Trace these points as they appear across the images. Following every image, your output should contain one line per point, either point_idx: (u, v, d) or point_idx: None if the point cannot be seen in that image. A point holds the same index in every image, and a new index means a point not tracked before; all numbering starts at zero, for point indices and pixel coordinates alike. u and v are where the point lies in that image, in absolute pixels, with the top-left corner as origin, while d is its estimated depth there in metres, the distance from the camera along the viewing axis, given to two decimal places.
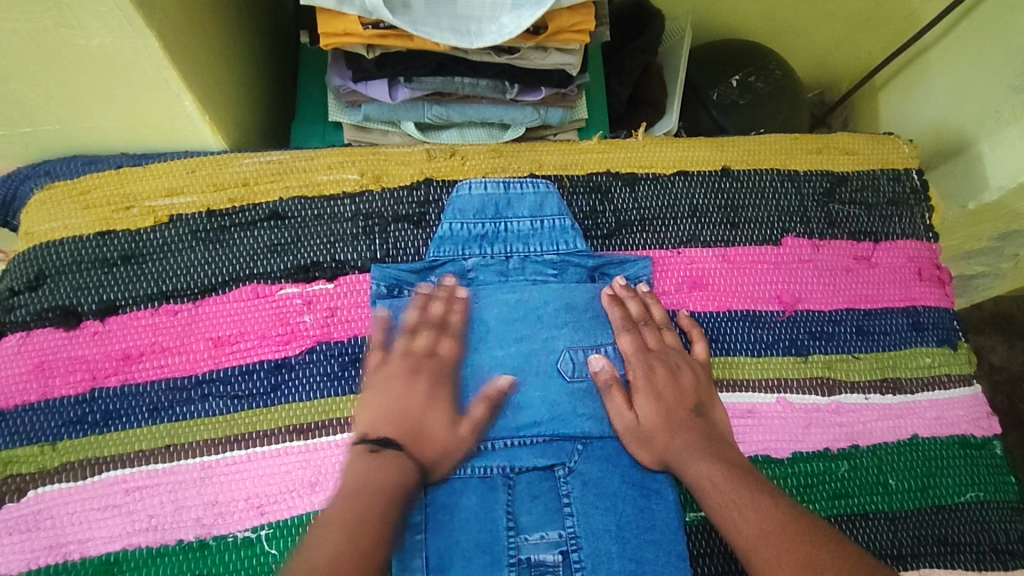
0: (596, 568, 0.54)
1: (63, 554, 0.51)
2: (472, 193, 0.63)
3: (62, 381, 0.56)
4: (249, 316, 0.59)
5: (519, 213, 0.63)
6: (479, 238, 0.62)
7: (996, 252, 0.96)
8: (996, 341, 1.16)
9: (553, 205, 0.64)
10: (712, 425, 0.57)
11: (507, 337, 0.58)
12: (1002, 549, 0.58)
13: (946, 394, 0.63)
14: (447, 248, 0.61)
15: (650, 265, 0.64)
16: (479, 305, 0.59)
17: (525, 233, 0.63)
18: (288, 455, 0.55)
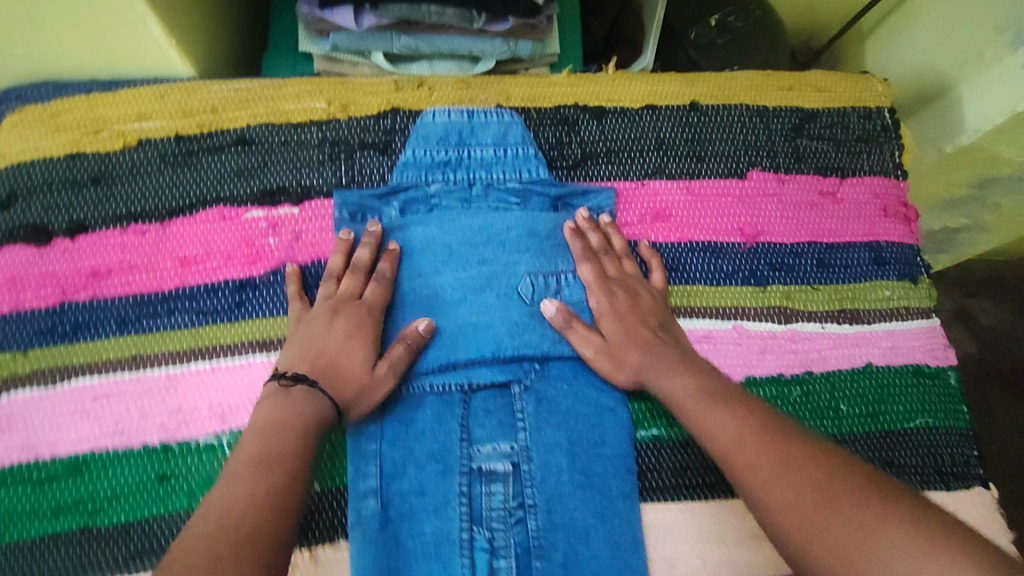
0: (546, 477, 0.56)
1: (34, 453, 0.54)
2: (436, 121, 0.64)
3: (33, 295, 0.58)
4: (215, 237, 0.60)
5: (483, 141, 0.64)
6: (442, 165, 0.63)
7: (977, 201, 0.94)
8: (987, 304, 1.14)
9: (517, 134, 0.64)
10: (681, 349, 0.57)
11: (465, 261, 0.59)
12: (947, 472, 0.59)
13: (903, 325, 0.64)
14: (411, 174, 0.62)
15: (613, 196, 0.64)
16: (439, 229, 0.60)
17: (489, 161, 0.63)
18: (251, 368, 0.57)
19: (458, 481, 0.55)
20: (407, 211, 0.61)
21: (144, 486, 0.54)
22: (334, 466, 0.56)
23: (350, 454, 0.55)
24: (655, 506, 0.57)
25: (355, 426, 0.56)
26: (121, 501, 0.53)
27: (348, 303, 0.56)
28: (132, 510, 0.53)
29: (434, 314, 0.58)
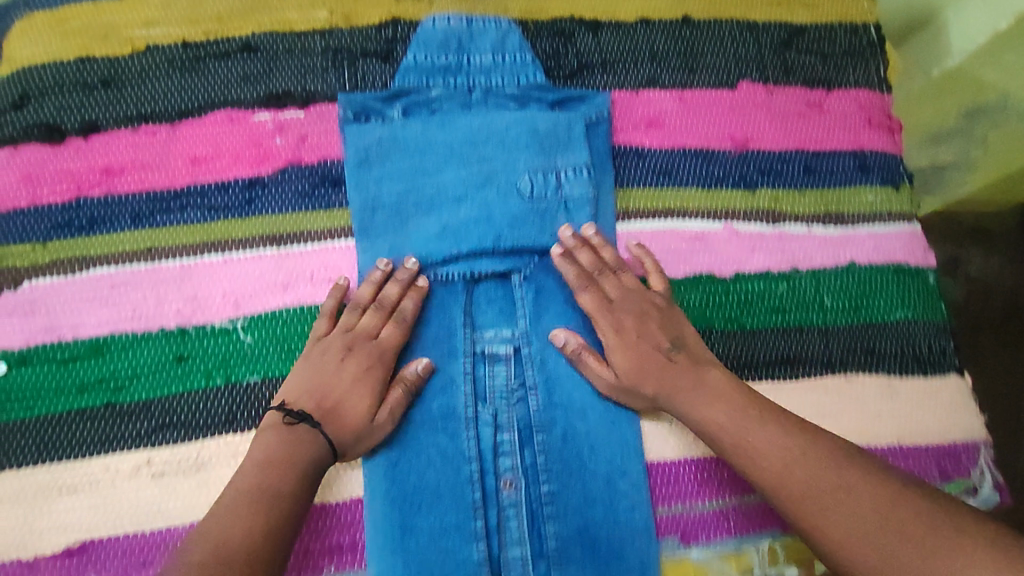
0: (546, 360, 0.59)
1: (57, 336, 0.57)
2: (436, 28, 0.65)
3: (49, 190, 0.60)
4: (224, 139, 0.62)
5: (482, 47, 0.66)
6: (443, 70, 0.65)
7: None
8: None
9: (515, 42, 0.66)
10: (694, 357, 0.56)
11: (467, 160, 0.61)
12: (925, 360, 0.63)
13: (887, 228, 0.67)
14: (412, 78, 0.64)
15: (609, 101, 0.66)
16: (440, 130, 0.62)
17: (488, 67, 0.65)
18: (261, 261, 0.60)
19: (464, 363, 0.58)
20: (410, 113, 0.63)
21: (163, 367, 0.57)
22: None
23: None
24: None
25: None
26: (142, 380, 0.56)
27: (364, 342, 0.56)
28: (152, 388, 0.56)
29: (437, 210, 0.60)
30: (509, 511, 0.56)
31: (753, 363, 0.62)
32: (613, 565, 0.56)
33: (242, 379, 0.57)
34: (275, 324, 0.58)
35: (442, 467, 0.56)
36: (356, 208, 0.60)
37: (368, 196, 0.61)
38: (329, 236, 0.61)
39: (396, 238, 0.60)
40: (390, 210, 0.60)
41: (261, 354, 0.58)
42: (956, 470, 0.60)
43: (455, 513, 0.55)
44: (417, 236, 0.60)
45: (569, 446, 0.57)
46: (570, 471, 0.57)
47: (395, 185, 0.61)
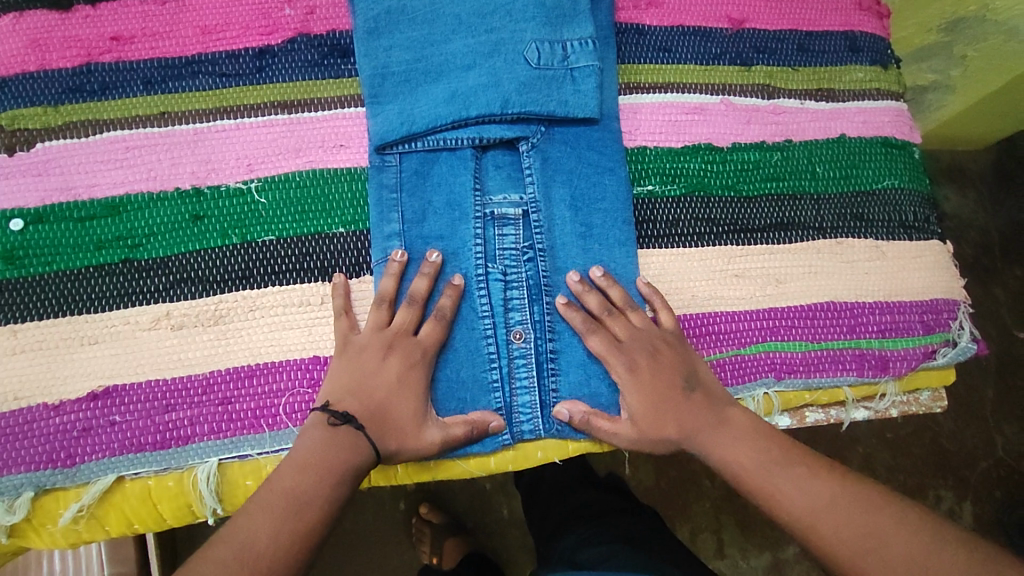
0: (554, 224, 0.61)
1: (73, 196, 0.57)
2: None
3: (59, 56, 0.60)
4: (232, 9, 0.63)
5: None
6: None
7: (945, 53, 0.97)
8: (949, 191, 1.20)
9: None
10: (709, 398, 0.57)
11: (473, 30, 0.61)
12: (910, 226, 0.66)
13: (875, 104, 0.70)
14: None
15: None
16: (447, 1, 0.62)
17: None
18: (274, 127, 0.61)
19: (473, 226, 0.60)
20: None
21: (180, 225, 0.58)
22: (357, 214, 0.60)
23: (373, 202, 0.59)
24: (655, 251, 0.63)
25: (376, 177, 0.60)
26: (159, 238, 0.57)
27: (402, 339, 0.56)
28: (168, 246, 0.57)
29: (445, 77, 0.61)
30: (521, 364, 0.59)
31: (750, 228, 0.64)
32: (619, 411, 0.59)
33: (258, 238, 0.58)
34: (289, 188, 0.60)
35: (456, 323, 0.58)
36: (367, 75, 0.61)
37: (377, 64, 0.61)
38: (339, 103, 0.62)
39: (405, 103, 0.60)
40: (397, 79, 0.61)
41: (276, 216, 0.59)
42: (939, 324, 0.64)
43: (470, 366, 0.58)
44: (426, 102, 0.60)
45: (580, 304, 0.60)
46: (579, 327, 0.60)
47: (405, 54, 0.62)
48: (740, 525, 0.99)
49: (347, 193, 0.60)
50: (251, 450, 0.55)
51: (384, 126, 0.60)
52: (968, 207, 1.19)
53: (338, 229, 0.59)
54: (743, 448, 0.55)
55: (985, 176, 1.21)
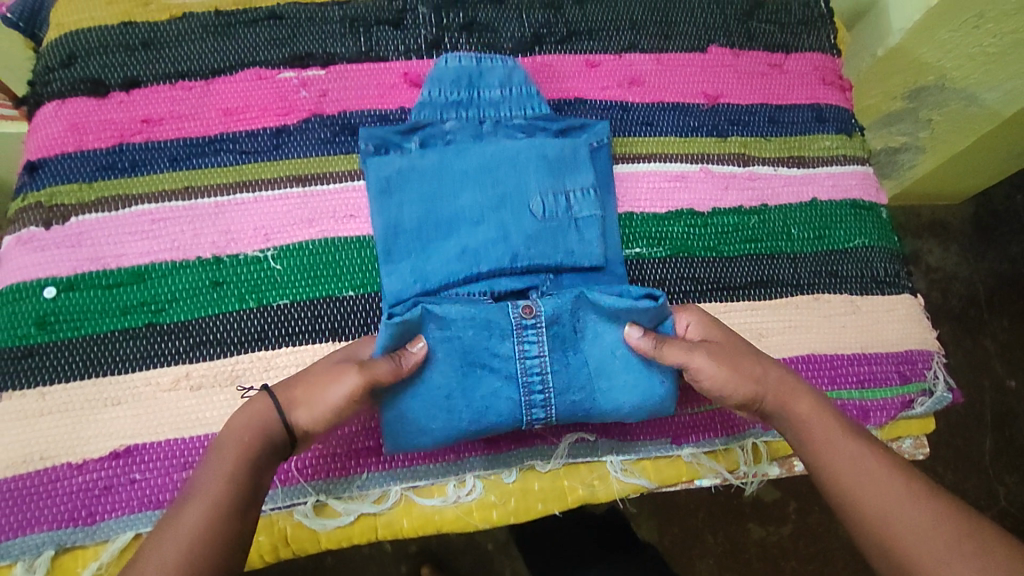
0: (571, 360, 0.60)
1: (102, 265, 0.61)
2: (448, 66, 0.68)
3: (95, 138, 0.66)
4: (253, 93, 0.69)
5: (491, 82, 0.69)
6: (455, 104, 0.68)
7: (912, 117, 1.04)
8: (932, 245, 1.25)
9: (520, 76, 0.69)
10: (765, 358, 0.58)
11: (478, 208, 0.65)
12: (882, 281, 0.71)
13: (842, 169, 0.75)
14: (427, 112, 0.67)
15: (609, 128, 0.70)
16: (456, 157, 0.66)
17: (497, 102, 0.69)
18: (289, 199, 0.66)
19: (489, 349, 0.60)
20: (427, 144, 0.66)
21: (200, 291, 0.62)
22: (366, 278, 0.64)
23: None
24: None
25: None
26: (180, 303, 0.61)
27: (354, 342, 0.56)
28: (189, 310, 0.61)
29: (455, 234, 0.64)
30: (537, 405, 0.57)
31: (732, 285, 0.69)
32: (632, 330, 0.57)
33: (273, 302, 0.62)
34: (303, 254, 0.64)
35: (461, 407, 0.56)
36: (379, 234, 0.64)
37: (390, 222, 0.64)
38: (350, 177, 0.67)
39: (417, 261, 0.63)
40: (406, 238, 0.64)
41: (291, 280, 0.63)
42: (915, 374, 0.68)
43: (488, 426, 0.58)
44: (437, 260, 0.63)
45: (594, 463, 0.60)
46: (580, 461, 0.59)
47: (415, 209, 0.65)
48: None
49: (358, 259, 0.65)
50: (265, 507, 0.57)
51: (399, 286, 0.62)
52: (950, 260, 1.25)
53: (348, 292, 0.64)
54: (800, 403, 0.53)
55: (965, 230, 1.26)
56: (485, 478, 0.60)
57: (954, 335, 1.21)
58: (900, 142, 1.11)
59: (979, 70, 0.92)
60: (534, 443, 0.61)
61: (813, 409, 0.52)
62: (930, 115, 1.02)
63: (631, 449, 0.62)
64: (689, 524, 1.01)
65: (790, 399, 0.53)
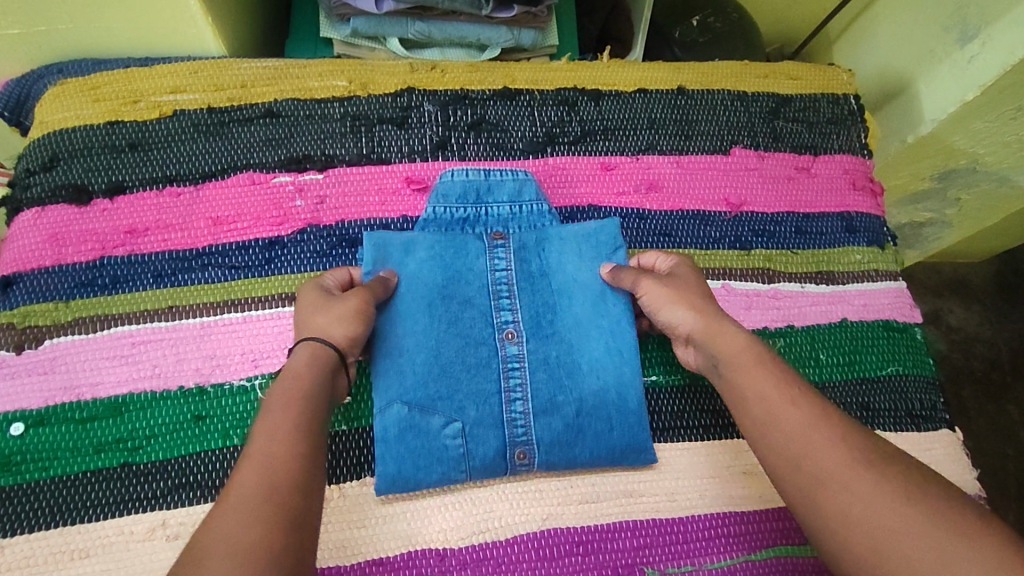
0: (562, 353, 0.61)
1: (76, 394, 0.57)
2: (455, 179, 0.66)
3: (74, 250, 0.62)
4: (245, 200, 0.65)
5: (499, 198, 0.67)
6: (462, 221, 0.66)
7: (939, 196, 1.00)
8: (953, 304, 1.19)
9: (532, 190, 0.68)
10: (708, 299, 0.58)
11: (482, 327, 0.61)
12: (917, 414, 0.65)
13: (874, 286, 0.70)
14: (431, 229, 0.65)
15: (615, 229, 0.66)
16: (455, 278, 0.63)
17: (505, 217, 0.67)
18: (281, 319, 0.61)
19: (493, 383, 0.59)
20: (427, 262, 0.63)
21: (180, 427, 0.57)
22: (359, 408, 0.60)
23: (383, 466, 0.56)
24: (664, 444, 0.62)
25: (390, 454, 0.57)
26: (159, 439, 0.56)
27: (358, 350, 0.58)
28: (168, 447, 0.56)
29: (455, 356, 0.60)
30: (505, 310, 0.62)
31: None
32: (589, 252, 0.65)
33: None
34: None
35: (439, 313, 0.61)
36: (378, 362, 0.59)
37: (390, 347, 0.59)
38: None
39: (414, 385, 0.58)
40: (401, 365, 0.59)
41: None
42: None
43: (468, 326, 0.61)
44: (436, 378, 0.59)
45: (562, 402, 0.59)
46: (546, 403, 0.59)
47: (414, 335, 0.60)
48: None
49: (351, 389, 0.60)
50: None
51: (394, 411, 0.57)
52: (972, 320, 1.18)
53: (340, 424, 0.59)
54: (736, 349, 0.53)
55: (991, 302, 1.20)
56: None
57: (976, 400, 1.11)
58: (926, 217, 1.07)
59: (1014, 157, 0.87)
60: None
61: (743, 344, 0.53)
62: (958, 195, 0.98)
63: None
64: None
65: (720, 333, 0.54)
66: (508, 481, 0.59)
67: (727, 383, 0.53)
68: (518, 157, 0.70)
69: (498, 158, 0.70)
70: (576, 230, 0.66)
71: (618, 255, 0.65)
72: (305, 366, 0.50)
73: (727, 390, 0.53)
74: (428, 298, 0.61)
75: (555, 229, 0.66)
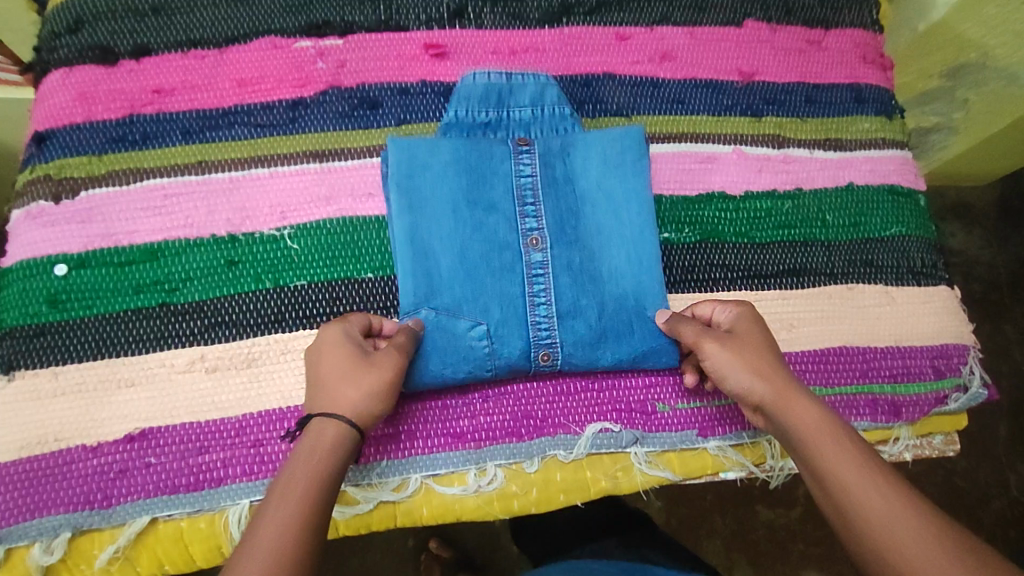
0: (586, 262, 0.60)
1: (114, 241, 0.59)
2: (476, 82, 0.64)
3: (104, 108, 0.63)
4: (268, 63, 0.66)
5: (521, 101, 0.65)
6: (483, 125, 0.64)
7: (947, 97, 0.97)
8: (955, 228, 1.17)
9: (553, 95, 0.66)
10: (783, 363, 0.53)
11: (508, 233, 0.60)
12: (919, 271, 0.68)
13: (881, 153, 0.72)
14: (454, 135, 0.64)
15: (642, 135, 0.64)
16: (478, 185, 0.61)
17: (526, 121, 0.65)
18: (306, 175, 0.63)
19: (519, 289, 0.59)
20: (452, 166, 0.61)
21: (215, 270, 0.60)
22: (385, 258, 0.62)
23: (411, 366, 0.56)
24: (676, 296, 0.64)
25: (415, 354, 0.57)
26: (195, 282, 0.59)
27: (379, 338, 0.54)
28: (204, 289, 0.59)
29: (479, 263, 0.59)
30: (530, 216, 0.61)
31: (763, 272, 0.66)
32: (614, 159, 0.63)
33: (289, 283, 0.60)
34: (321, 234, 0.62)
35: (463, 218, 0.60)
36: (405, 266, 0.59)
37: (417, 249, 0.59)
38: (368, 153, 0.65)
39: (438, 286, 0.58)
40: (430, 268, 0.58)
41: (307, 259, 0.61)
42: (950, 368, 0.64)
43: (493, 238, 0.60)
44: (458, 280, 0.59)
45: (586, 305, 0.59)
46: (569, 306, 0.59)
47: (439, 239, 0.59)
48: (753, 562, 0.95)
49: (375, 238, 0.62)
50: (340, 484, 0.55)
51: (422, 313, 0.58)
52: (974, 243, 1.16)
53: (366, 272, 0.61)
54: (811, 420, 0.49)
55: (992, 214, 1.18)
56: (508, 467, 0.58)
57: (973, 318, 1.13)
58: (932, 122, 1.05)
59: None
60: (557, 433, 0.59)
61: (820, 420, 0.49)
62: (966, 97, 0.95)
63: (655, 441, 0.59)
64: (693, 504, 0.96)
65: (797, 406, 0.50)
66: (529, 376, 0.60)
67: (803, 461, 0.48)
68: (534, 27, 0.71)
69: (513, 27, 0.71)
70: (603, 136, 0.63)
71: (643, 164, 0.63)
72: (341, 427, 0.48)
73: (802, 463, 0.49)
74: (453, 203, 0.60)
75: (582, 135, 0.63)
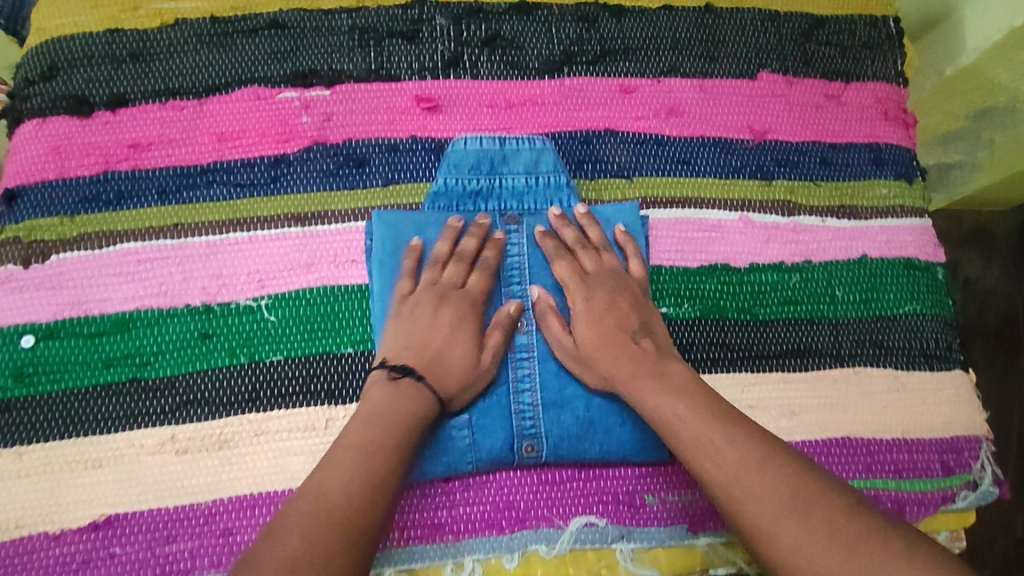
0: None
1: (84, 310, 0.57)
2: (468, 148, 0.62)
3: (77, 163, 0.60)
4: (250, 116, 0.63)
5: (515, 169, 0.62)
6: (474, 194, 0.61)
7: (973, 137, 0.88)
8: None
9: (549, 161, 0.62)
10: (629, 351, 0.54)
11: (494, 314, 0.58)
12: (931, 354, 0.64)
13: (898, 222, 0.68)
14: (442, 204, 0.61)
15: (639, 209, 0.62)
16: None
17: (520, 190, 0.61)
18: (286, 241, 0.60)
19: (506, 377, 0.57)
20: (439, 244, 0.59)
21: (188, 344, 0.57)
22: (365, 330, 0.59)
23: None
24: None
25: None
26: (167, 356, 0.57)
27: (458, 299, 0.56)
28: (177, 364, 0.57)
29: None
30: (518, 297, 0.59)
31: (765, 353, 0.62)
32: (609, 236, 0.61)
33: (265, 358, 0.57)
34: (299, 304, 0.59)
35: None
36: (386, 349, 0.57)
37: None
38: (352, 216, 0.61)
39: None
40: None
41: (285, 332, 0.58)
42: (959, 464, 0.61)
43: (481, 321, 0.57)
44: None
45: (573, 395, 0.57)
46: (556, 396, 0.57)
47: None
48: None
49: (357, 311, 0.59)
50: None
51: None
52: None
53: (344, 347, 0.58)
54: (654, 393, 0.51)
55: None
56: (486, 561, 0.55)
57: None
58: None
59: None
60: (539, 525, 0.56)
61: (659, 395, 0.51)
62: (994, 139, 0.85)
63: (643, 536, 0.57)
64: None
65: (640, 389, 0.52)
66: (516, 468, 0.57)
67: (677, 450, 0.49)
68: (533, 77, 0.67)
69: (511, 77, 0.67)
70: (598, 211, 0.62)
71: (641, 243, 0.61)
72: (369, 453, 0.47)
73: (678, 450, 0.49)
74: None
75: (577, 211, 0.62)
